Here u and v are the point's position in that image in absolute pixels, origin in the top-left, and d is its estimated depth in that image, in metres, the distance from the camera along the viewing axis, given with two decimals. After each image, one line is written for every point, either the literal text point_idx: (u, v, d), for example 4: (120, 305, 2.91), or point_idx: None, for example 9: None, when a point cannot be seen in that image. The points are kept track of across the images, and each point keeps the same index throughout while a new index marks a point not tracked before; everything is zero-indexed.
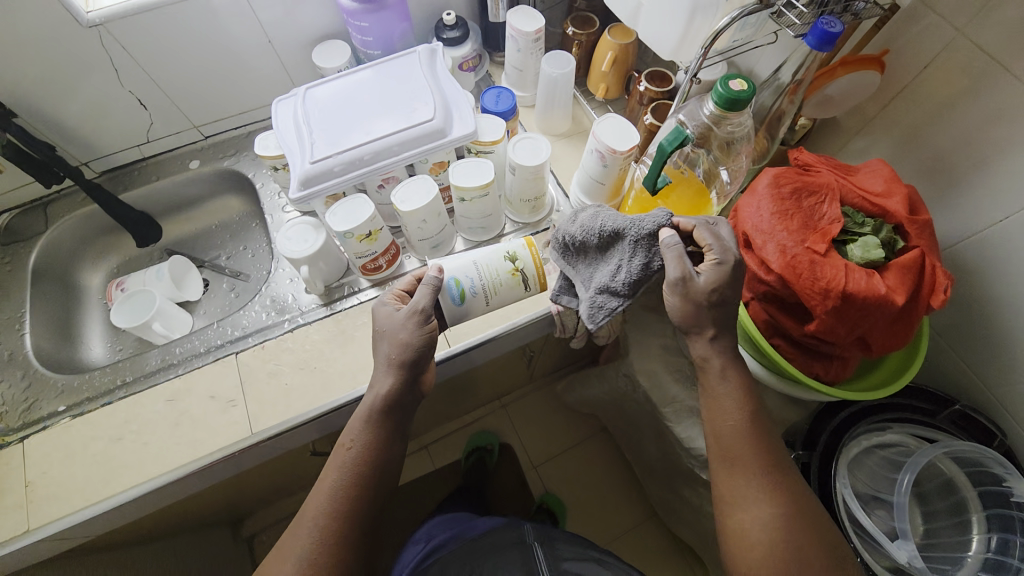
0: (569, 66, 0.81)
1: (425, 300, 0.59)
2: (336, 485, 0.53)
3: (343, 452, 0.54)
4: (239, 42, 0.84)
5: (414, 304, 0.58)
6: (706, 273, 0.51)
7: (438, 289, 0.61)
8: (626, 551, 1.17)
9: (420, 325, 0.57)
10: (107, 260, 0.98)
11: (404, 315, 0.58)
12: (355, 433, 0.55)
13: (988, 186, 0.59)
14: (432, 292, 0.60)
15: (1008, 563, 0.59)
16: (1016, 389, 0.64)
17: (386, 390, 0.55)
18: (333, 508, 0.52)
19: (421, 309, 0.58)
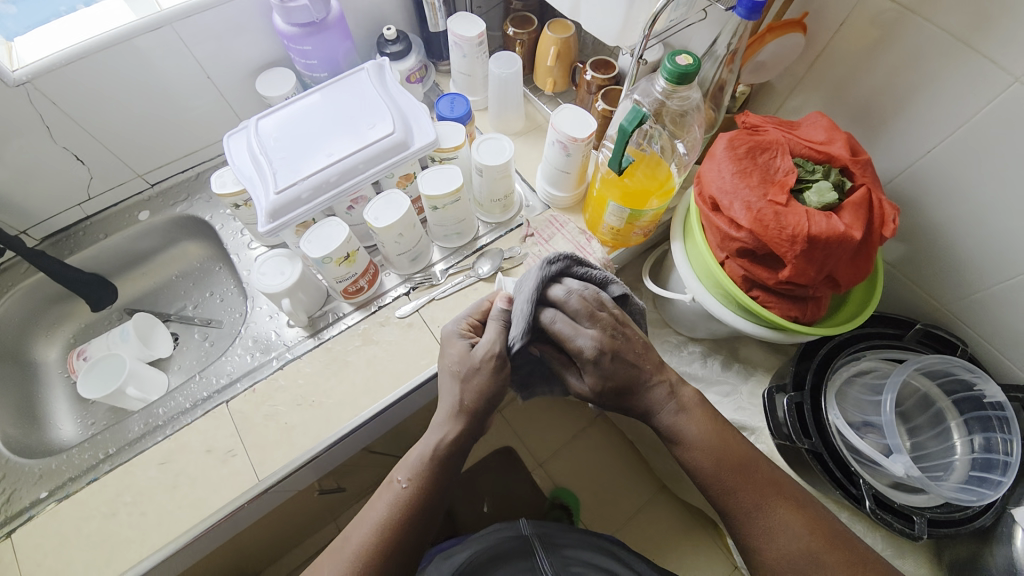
0: (515, 65, 0.83)
1: (500, 342, 0.57)
2: (379, 521, 0.54)
3: (394, 488, 0.55)
4: (176, 82, 0.82)
5: (488, 346, 0.56)
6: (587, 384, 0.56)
7: (505, 327, 0.59)
8: (634, 536, 1.16)
9: (494, 371, 0.56)
10: (61, 331, 0.91)
11: (479, 358, 0.56)
12: (412, 471, 0.55)
13: (912, 124, 0.65)
14: (502, 330, 0.58)
15: (995, 459, 0.66)
16: (965, 301, 0.72)
17: (452, 438, 0.55)
18: (372, 546, 0.52)
19: (498, 353, 0.56)
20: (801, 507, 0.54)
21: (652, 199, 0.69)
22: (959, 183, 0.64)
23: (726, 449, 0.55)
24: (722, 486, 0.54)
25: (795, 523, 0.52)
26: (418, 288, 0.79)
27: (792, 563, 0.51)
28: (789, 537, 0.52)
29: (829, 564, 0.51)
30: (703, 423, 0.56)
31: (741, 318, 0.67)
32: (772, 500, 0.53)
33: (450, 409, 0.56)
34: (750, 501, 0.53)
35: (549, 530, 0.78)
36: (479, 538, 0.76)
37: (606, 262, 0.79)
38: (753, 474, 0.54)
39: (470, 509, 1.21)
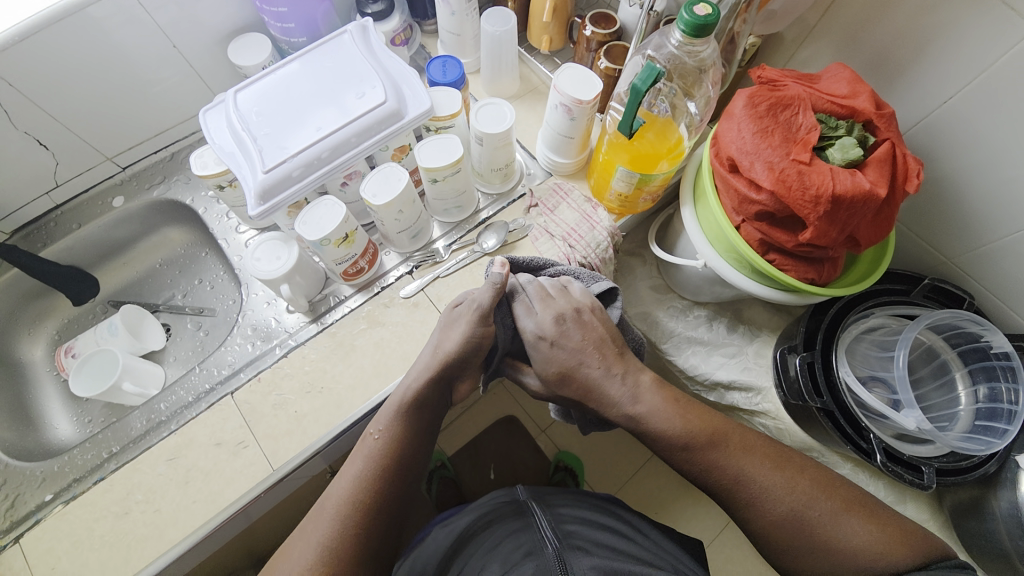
0: (510, 21, 0.77)
1: (486, 299, 0.60)
2: (359, 476, 0.53)
3: (369, 440, 0.55)
4: (138, 52, 0.74)
5: (475, 302, 0.60)
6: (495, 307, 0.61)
7: (497, 287, 0.61)
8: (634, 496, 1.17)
9: (475, 323, 0.60)
10: (44, 328, 0.87)
11: (462, 309, 0.61)
12: (386, 424, 0.56)
13: (928, 74, 0.62)
14: (492, 290, 0.60)
15: (999, 408, 0.67)
16: (972, 256, 0.72)
17: (418, 385, 0.58)
18: (360, 503, 0.51)
19: (480, 308, 0.60)
20: (780, 464, 0.56)
21: (662, 162, 0.66)
22: (975, 136, 0.62)
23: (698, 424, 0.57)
24: (704, 463, 0.55)
25: (776, 481, 0.54)
26: (421, 266, 0.76)
27: (783, 521, 0.53)
28: (776, 496, 0.54)
29: (818, 511, 0.53)
30: (679, 414, 0.57)
31: (755, 283, 0.65)
32: (752, 465, 0.55)
33: (429, 354, 0.59)
34: (731, 471, 0.55)
35: (545, 496, 0.75)
36: (474, 507, 0.75)
37: (614, 231, 0.77)
38: (729, 444, 0.56)
39: (474, 476, 1.18)
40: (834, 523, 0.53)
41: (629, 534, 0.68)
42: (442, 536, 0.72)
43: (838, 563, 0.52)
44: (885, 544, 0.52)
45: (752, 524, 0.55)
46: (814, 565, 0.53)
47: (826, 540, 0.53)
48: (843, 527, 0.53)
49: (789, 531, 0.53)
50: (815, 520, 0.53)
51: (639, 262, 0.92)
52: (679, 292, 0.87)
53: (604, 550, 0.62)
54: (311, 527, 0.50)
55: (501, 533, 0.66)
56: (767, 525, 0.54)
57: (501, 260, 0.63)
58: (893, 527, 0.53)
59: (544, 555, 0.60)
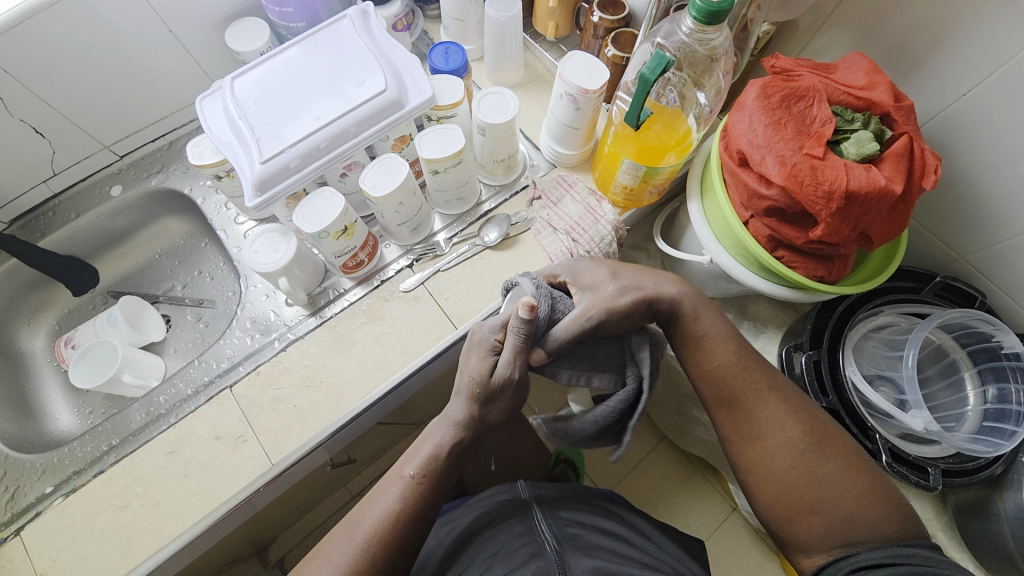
0: (515, 6, 0.75)
1: (518, 365, 0.52)
2: (388, 512, 0.53)
3: (404, 481, 0.55)
4: (133, 37, 0.73)
5: (506, 372, 0.52)
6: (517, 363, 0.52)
7: (527, 340, 0.51)
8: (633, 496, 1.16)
9: (514, 393, 0.53)
10: (44, 319, 0.87)
11: (498, 383, 0.52)
12: (422, 467, 0.55)
13: (946, 65, 0.60)
14: (523, 349, 0.52)
15: (1008, 410, 0.66)
16: (986, 254, 0.70)
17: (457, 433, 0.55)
18: (383, 536, 0.52)
19: (518, 378, 0.52)
20: (798, 405, 0.58)
21: (669, 155, 0.64)
22: (993, 130, 0.60)
23: (728, 346, 0.60)
24: (734, 373, 0.58)
25: (789, 417, 0.57)
26: (421, 259, 0.75)
27: (785, 452, 0.55)
28: (788, 427, 0.56)
29: (822, 455, 0.55)
30: (713, 328, 0.60)
31: (762, 280, 0.64)
32: (771, 396, 0.58)
33: (465, 419, 0.55)
34: (754, 389, 0.58)
35: (547, 495, 0.74)
36: (476, 504, 0.75)
37: (619, 224, 0.75)
38: (760, 371, 0.59)
39: (476, 468, 1.11)
40: (833, 470, 0.54)
41: (628, 536, 0.67)
42: (443, 534, 0.72)
43: (823, 507, 0.53)
44: (879, 509, 0.53)
45: (747, 456, 0.57)
46: (795, 506, 0.54)
47: (821, 484, 0.54)
48: (839, 479, 0.54)
49: (786, 461, 0.55)
50: (816, 460, 0.55)
51: (644, 256, 0.91)
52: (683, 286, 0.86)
53: (606, 552, 0.62)
54: (334, 553, 0.52)
55: (500, 533, 0.67)
56: (762, 454, 0.56)
57: (527, 299, 0.50)
58: (890, 499, 0.54)
59: (545, 557, 0.60)
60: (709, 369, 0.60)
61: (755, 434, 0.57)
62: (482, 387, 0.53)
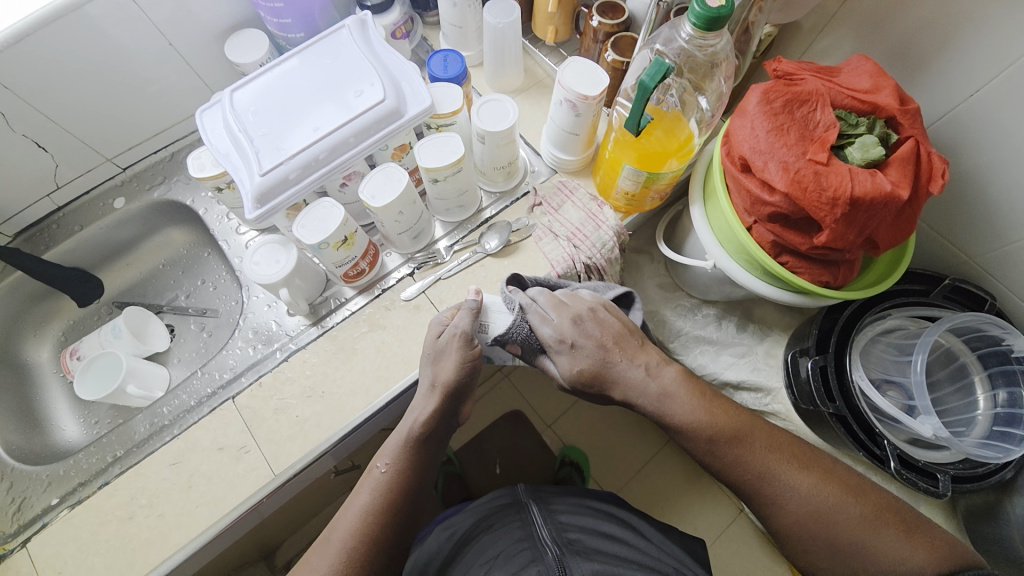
0: (514, 12, 0.74)
1: (466, 323, 0.59)
2: (365, 507, 0.55)
3: (376, 474, 0.56)
4: (134, 51, 0.73)
5: (454, 328, 0.59)
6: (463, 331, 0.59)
7: (476, 311, 0.60)
8: (637, 498, 1.15)
9: (460, 348, 0.58)
10: (50, 330, 0.87)
11: (445, 340, 0.58)
12: (392, 458, 0.56)
13: (954, 65, 0.59)
14: (472, 316, 0.59)
15: (1018, 414, 0.64)
16: (996, 256, 0.68)
17: (424, 419, 0.56)
18: (362, 532, 0.53)
19: (461, 334, 0.58)
20: (807, 466, 0.55)
21: (671, 160, 0.63)
22: (1002, 131, 0.59)
23: (724, 420, 0.56)
24: (728, 454, 0.55)
25: (802, 482, 0.54)
26: (422, 267, 0.74)
27: (809, 522, 0.53)
28: (802, 494, 0.54)
29: (844, 511, 0.53)
30: (698, 406, 0.56)
31: (766, 285, 0.63)
32: (776, 461, 0.55)
33: (425, 388, 0.58)
34: (757, 468, 0.54)
35: (544, 494, 0.74)
36: (476, 507, 0.74)
37: (620, 230, 0.74)
38: (757, 438, 0.56)
39: (480, 471, 1.17)
40: (861, 527, 0.52)
41: (628, 538, 0.66)
42: (443, 538, 0.70)
43: (863, 568, 0.52)
44: (915, 551, 0.51)
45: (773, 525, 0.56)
46: (837, 569, 0.53)
47: (851, 542, 0.52)
48: (872, 535, 0.52)
49: (813, 528, 0.53)
50: (840, 521, 0.53)
51: (646, 259, 0.90)
52: (687, 290, 0.85)
53: (605, 555, 0.62)
54: (316, 557, 0.53)
55: (500, 537, 0.66)
56: (787, 524, 0.54)
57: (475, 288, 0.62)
58: (925, 534, 0.53)
59: (545, 561, 0.60)
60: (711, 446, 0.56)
61: (775, 504, 0.54)
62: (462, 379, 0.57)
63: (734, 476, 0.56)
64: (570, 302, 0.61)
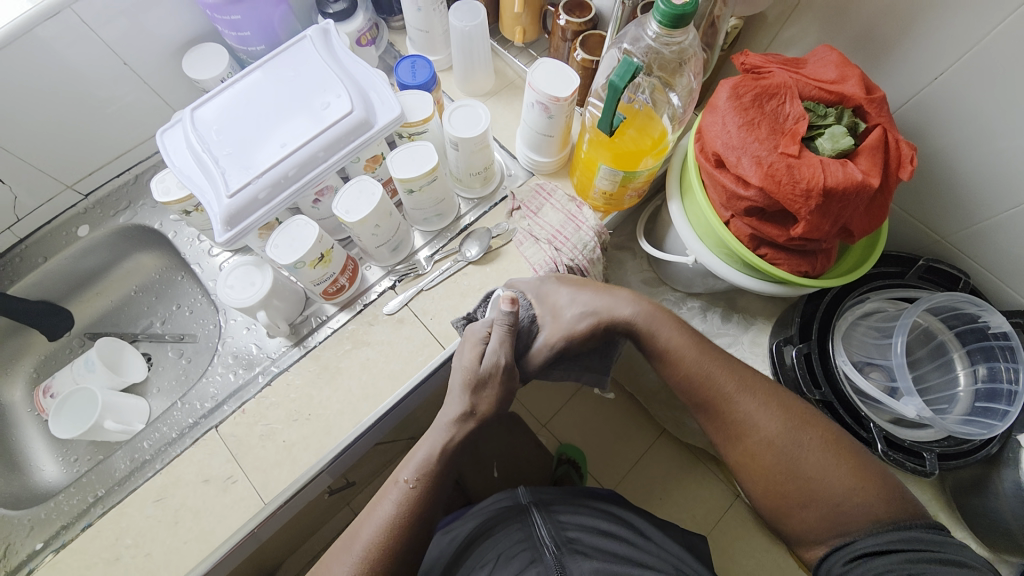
0: (480, 15, 0.73)
1: (506, 352, 0.57)
2: (388, 519, 0.55)
3: (400, 487, 0.56)
4: (89, 71, 0.70)
5: (495, 360, 0.57)
6: (496, 351, 0.57)
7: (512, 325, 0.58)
8: (633, 493, 1.15)
9: (503, 380, 0.57)
10: (21, 367, 0.84)
11: (487, 369, 0.57)
12: (417, 471, 0.56)
13: (918, 49, 0.59)
14: (507, 334, 0.57)
15: (999, 389, 0.66)
16: (967, 234, 0.70)
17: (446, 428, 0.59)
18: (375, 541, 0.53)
19: (505, 364, 0.57)
20: (774, 397, 0.58)
21: (646, 158, 0.63)
22: (967, 111, 0.60)
23: (692, 349, 0.60)
24: (696, 380, 0.59)
25: (766, 411, 0.57)
26: (404, 279, 0.73)
27: (764, 448, 0.56)
28: (762, 424, 0.56)
29: (802, 446, 0.55)
30: (675, 335, 0.61)
31: (746, 277, 0.63)
32: (742, 388, 0.58)
33: (461, 415, 0.57)
34: (722, 390, 0.58)
35: (544, 497, 0.73)
36: (477, 512, 0.74)
37: (601, 229, 0.74)
38: (724, 367, 0.59)
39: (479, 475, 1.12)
40: (810, 457, 0.55)
41: (632, 538, 0.66)
42: (445, 543, 0.72)
43: (808, 497, 0.54)
44: (867, 491, 0.52)
45: (734, 455, 0.59)
46: (787, 502, 0.55)
47: (805, 475, 0.54)
48: (825, 471, 0.54)
49: (767, 454, 0.56)
50: (797, 452, 0.55)
51: (629, 255, 0.90)
52: (670, 283, 0.85)
53: (606, 554, 0.61)
54: (335, 563, 0.53)
55: (501, 542, 0.65)
56: (746, 452, 0.57)
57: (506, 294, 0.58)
58: (879, 478, 0.54)
59: (544, 561, 0.59)
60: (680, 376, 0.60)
61: (738, 432, 0.58)
62: (473, 377, 0.56)
63: (710, 405, 0.59)
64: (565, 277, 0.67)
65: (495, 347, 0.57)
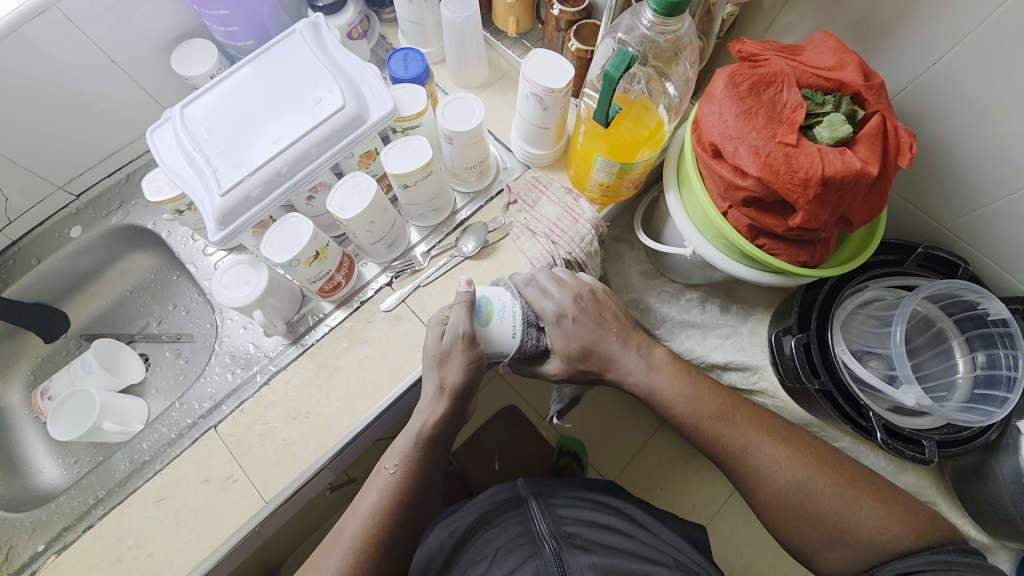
0: (472, 6, 0.72)
1: (465, 323, 0.56)
2: (372, 507, 0.55)
3: (383, 475, 0.56)
4: (77, 69, 0.69)
5: (455, 329, 0.56)
6: (454, 323, 0.57)
7: (471, 306, 0.58)
8: (634, 485, 1.16)
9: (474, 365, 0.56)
10: (18, 370, 0.84)
11: (448, 342, 0.56)
12: (400, 459, 0.57)
13: (917, 34, 0.59)
14: (467, 311, 0.57)
15: (998, 375, 0.66)
16: (965, 222, 0.69)
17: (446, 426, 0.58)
18: (369, 535, 0.53)
19: (464, 334, 0.56)
20: (784, 439, 0.58)
21: (643, 150, 0.62)
22: (967, 98, 0.59)
23: (702, 399, 0.60)
24: (706, 430, 0.59)
25: (780, 456, 0.57)
26: (400, 276, 0.73)
27: (785, 496, 0.56)
28: (779, 472, 0.56)
29: (821, 488, 0.56)
30: (682, 378, 0.61)
31: (744, 268, 0.63)
32: (752, 435, 0.58)
33: (435, 392, 0.57)
34: (734, 443, 0.58)
35: (543, 488, 0.74)
36: (477, 504, 0.75)
37: (598, 222, 0.73)
38: (732, 413, 0.59)
39: (480, 469, 1.12)
40: (845, 504, 0.55)
41: (631, 530, 0.66)
42: (444, 536, 0.71)
43: (837, 538, 0.55)
44: (890, 523, 0.53)
45: (753, 500, 0.59)
46: (816, 542, 0.56)
47: (828, 512, 0.55)
48: (846, 506, 0.55)
49: (789, 501, 0.56)
50: (817, 493, 0.56)
51: (627, 247, 0.89)
52: (668, 275, 0.85)
53: (605, 549, 0.61)
54: (324, 559, 0.53)
55: (500, 536, 0.65)
56: (767, 499, 0.57)
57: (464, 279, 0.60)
58: (899, 505, 0.55)
59: (544, 556, 0.59)
60: (684, 422, 0.59)
61: (757, 480, 0.57)
62: (436, 350, 0.57)
63: (723, 453, 0.59)
64: (570, 280, 0.63)
65: (452, 318, 0.57)
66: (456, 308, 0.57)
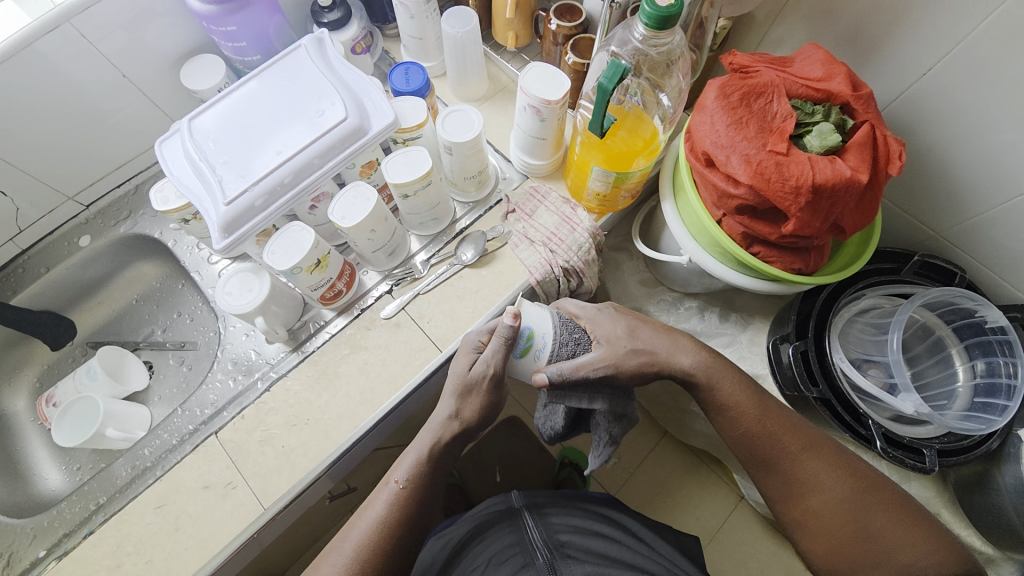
0: (472, 21, 0.74)
1: (497, 362, 0.55)
2: (378, 519, 0.55)
3: (390, 487, 0.57)
4: (89, 83, 0.71)
5: (485, 368, 0.55)
6: (492, 360, 0.55)
7: (511, 340, 0.55)
8: (636, 498, 1.15)
9: (489, 390, 0.56)
10: (24, 378, 0.85)
11: (476, 376, 0.56)
12: (407, 471, 0.57)
13: (906, 46, 0.60)
14: (504, 349, 0.55)
15: (998, 384, 0.66)
16: (961, 230, 0.70)
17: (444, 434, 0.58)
18: (373, 544, 0.54)
19: (493, 375, 0.55)
20: (839, 458, 0.60)
21: (638, 159, 0.63)
22: (957, 108, 0.60)
23: (765, 412, 0.61)
24: (766, 442, 0.60)
25: (833, 474, 0.59)
26: (401, 283, 0.74)
27: (832, 509, 0.58)
28: (830, 486, 0.59)
29: (869, 508, 0.58)
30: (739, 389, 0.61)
31: (740, 275, 0.63)
32: (811, 450, 0.60)
33: (446, 417, 0.57)
34: (792, 455, 0.60)
35: (536, 499, 0.73)
36: (468, 517, 0.73)
37: (596, 231, 0.75)
38: (791, 425, 0.61)
39: (480, 478, 1.12)
40: (886, 525, 0.57)
41: (623, 539, 0.66)
42: (437, 548, 0.70)
43: (878, 560, 0.56)
44: (933, 552, 0.55)
45: (795, 512, 0.61)
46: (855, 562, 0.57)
47: (871, 533, 0.57)
48: (892, 532, 0.56)
49: (836, 516, 0.58)
50: (865, 513, 0.57)
51: (626, 256, 0.90)
52: (667, 283, 0.85)
53: (597, 558, 0.62)
54: (327, 562, 0.54)
55: (493, 546, 0.65)
56: (811, 511, 0.59)
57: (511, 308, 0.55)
58: (942, 539, 0.56)
59: (536, 565, 0.60)
60: (742, 435, 0.61)
61: (804, 492, 0.59)
62: (462, 380, 0.57)
63: (776, 465, 0.60)
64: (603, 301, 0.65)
65: (491, 356, 0.55)
66: (498, 339, 0.55)
